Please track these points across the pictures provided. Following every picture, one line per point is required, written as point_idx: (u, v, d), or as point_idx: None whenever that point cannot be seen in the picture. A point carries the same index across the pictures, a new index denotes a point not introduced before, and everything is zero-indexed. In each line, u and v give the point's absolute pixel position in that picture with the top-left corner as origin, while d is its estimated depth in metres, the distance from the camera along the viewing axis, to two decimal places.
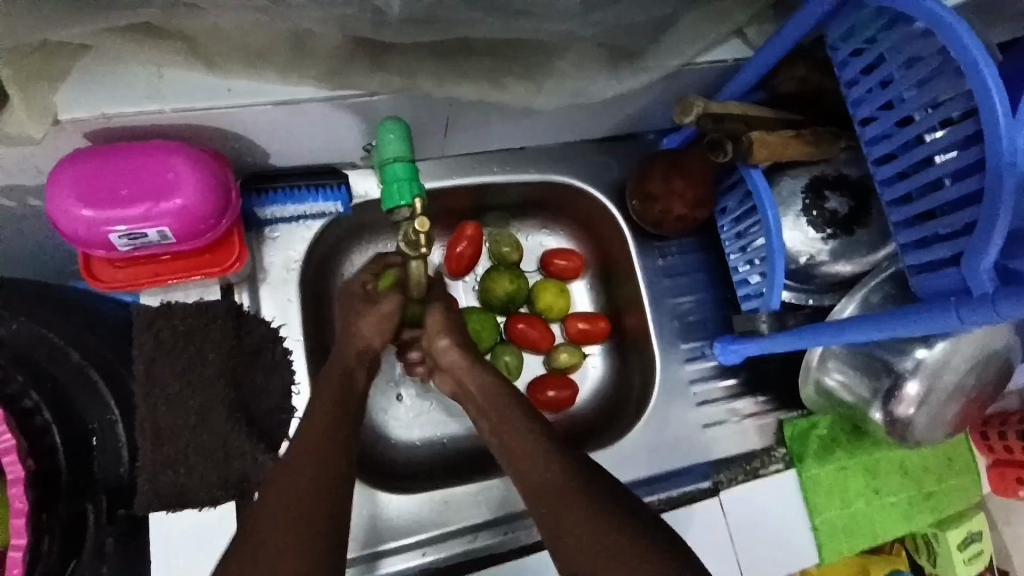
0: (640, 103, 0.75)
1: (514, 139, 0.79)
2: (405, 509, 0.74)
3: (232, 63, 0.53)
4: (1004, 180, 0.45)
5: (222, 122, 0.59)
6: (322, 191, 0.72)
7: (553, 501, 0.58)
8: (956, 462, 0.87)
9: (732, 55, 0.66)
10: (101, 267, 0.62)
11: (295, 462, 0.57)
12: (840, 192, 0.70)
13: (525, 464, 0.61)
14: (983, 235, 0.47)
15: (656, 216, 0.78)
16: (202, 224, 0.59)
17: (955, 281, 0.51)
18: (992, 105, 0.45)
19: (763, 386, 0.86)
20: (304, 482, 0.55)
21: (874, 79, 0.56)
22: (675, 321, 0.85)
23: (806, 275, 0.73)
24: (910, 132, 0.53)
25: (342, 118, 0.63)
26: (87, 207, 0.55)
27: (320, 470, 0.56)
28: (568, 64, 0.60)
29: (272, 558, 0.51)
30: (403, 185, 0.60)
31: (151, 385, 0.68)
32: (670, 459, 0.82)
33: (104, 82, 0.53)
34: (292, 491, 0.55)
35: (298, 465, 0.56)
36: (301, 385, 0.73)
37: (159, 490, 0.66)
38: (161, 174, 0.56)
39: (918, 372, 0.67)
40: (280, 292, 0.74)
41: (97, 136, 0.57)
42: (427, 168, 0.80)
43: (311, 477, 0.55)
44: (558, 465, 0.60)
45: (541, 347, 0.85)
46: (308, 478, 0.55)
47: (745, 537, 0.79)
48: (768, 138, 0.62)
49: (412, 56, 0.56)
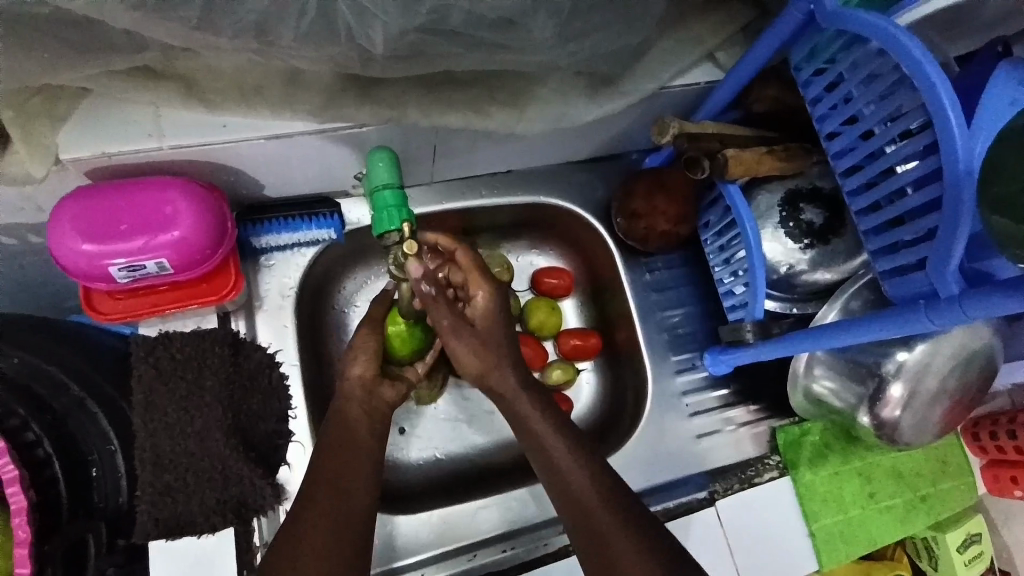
0: (620, 124, 0.77)
1: (500, 163, 0.82)
2: (408, 529, 0.75)
3: (226, 100, 0.56)
4: (962, 187, 0.48)
5: (218, 157, 0.61)
6: (315, 219, 0.74)
7: (575, 508, 0.60)
8: (949, 465, 0.88)
9: (705, 76, 0.69)
10: (103, 299, 0.64)
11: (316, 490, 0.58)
12: (815, 204, 0.73)
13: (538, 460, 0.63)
14: (946, 241, 0.49)
15: (640, 231, 0.81)
16: (202, 255, 0.61)
17: (923, 286, 0.54)
18: (947, 118, 0.48)
19: (756, 395, 0.88)
20: (330, 523, 0.59)
21: (837, 96, 0.59)
22: (664, 333, 0.87)
23: (788, 285, 0.75)
24: (873, 144, 0.56)
25: (333, 148, 0.65)
26: (89, 242, 0.57)
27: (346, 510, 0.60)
28: (548, 91, 0.63)
29: None
30: (392, 211, 0.61)
31: (150, 414, 0.69)
32: (667, 470, 0.83)
33: (106, 122, 0.56)
34: (316, 523, 0.59)
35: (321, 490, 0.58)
36: (298, 410, 0.75)
37: (158, 517, 0.67)
38: (158, 209, 0.58)
39: (901, 375, 0.69)
40: (276, 318, 0.76)
41: (98, 174, 0.59)
42: (418, 193, 0.82)
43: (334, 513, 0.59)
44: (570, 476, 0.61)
45: (534, 364, 0.87)
46: (333, 516, 0.59)
47: (742, 545, 0.80)
48: (741, 154, 0.65)
49: (398, 89, 0.59)
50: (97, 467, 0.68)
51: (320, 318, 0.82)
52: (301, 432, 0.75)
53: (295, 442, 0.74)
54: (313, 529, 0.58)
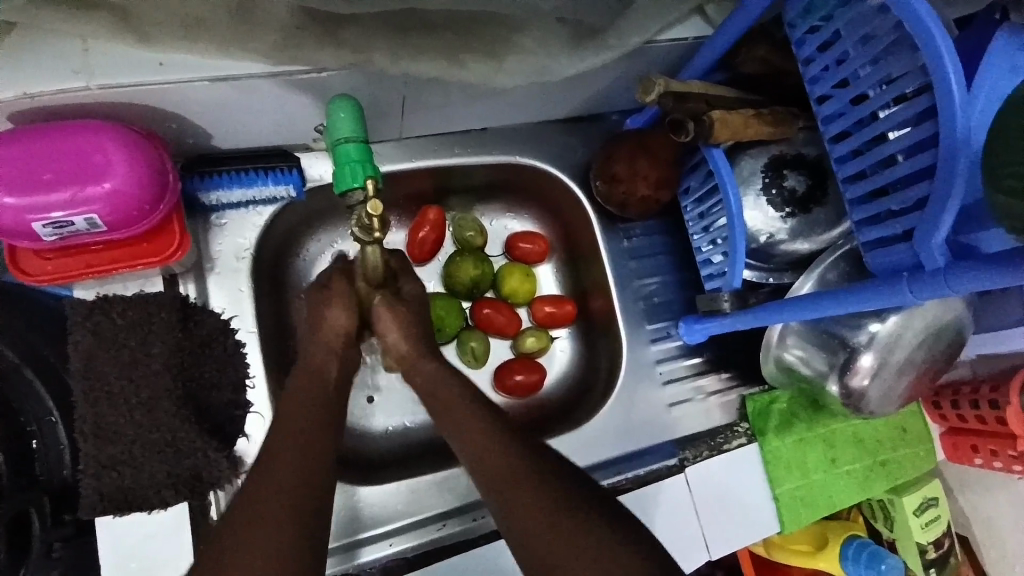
0: (602, 81, 0.73)
1: (475, 120, 0.77)
2: (375, 498, 0.73)
3: (166, 36, 0.50)
4: (957, 155, 0.46)
5: (159, 100, 0.56)
6: (271, 174, 0.69)
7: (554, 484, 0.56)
8: (908, 431, 0.90)
9: (692, 32, 0.66)
10: (31, 259, 0.58)
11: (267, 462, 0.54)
12: (798, 170, 0.70)
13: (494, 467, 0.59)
14: (937, 210, 0.48)
15: (620, 197, 0.78)
16: (140, 211, 0.56)
17: (907, 257, 0.52)
18: (947, 80, 0.45)
19: (728, 363, 0.87)
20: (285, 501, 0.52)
21: (831, 56, 0.56)
22: (639, 302, 0.84)
23: (766, 254, 0.74)
24: (866, 109, 0.54)
25: (292, 94, 0.60)
26: (9, 194, 0.51)
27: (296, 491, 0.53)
28: (527, 40, 0.58)
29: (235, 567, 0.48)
30: (355, 168, 0.55)
31: (91, 383, 0.63)
32: (638, 439, 0.82)
33: (29, 58, 0.50)
34: (254, 506, 0.52)
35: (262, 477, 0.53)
36: (257, 378, 0.71)
37: (103, 493, 0.62)
38: (87, 157, 0.52)
39: (872, 347, 0.68)
40: (231, 281, 0.71)
41: (22, 118, 0.53)
42: (386, 150, 0.77)
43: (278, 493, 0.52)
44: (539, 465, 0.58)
45: (506, 332, 0.84)
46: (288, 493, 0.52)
47: (708, 511, 0.80)
48: (728, 117, 0.62)
49: (365, 30, 0.53)
50: (38, 438, 0.64)
51: (281, 281, 0.77)
52: (259, 403, 0.70)
53: (254, 413, 0.70)
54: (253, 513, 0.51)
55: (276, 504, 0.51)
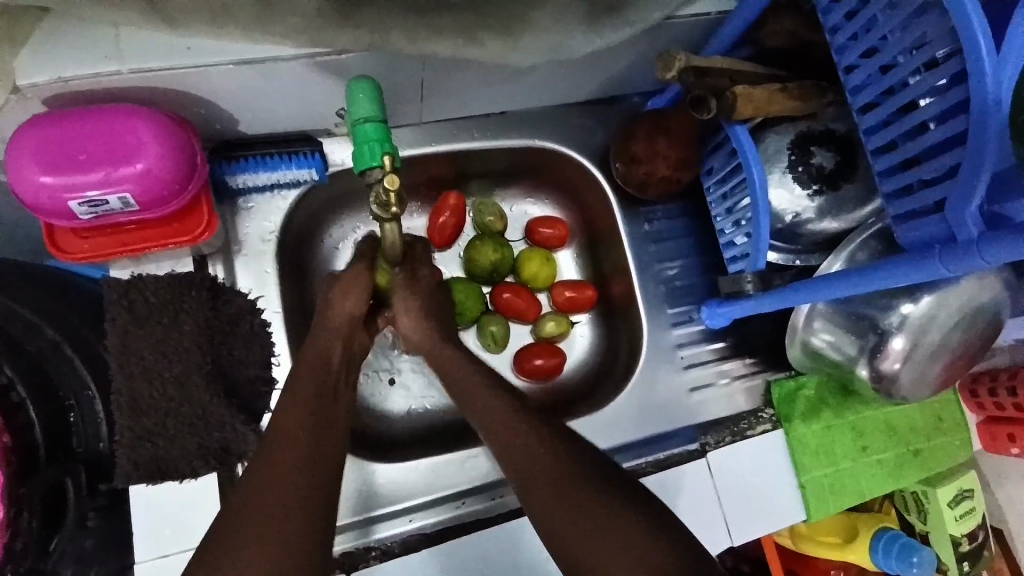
0: (622, 60, 0.73)
1: (494, 103, 0.77)
2: (394, 477, 0.74)
3: (191, 21, 0.51)
4: (988, 120, 0.44)
5: (186, 85, 0.57)
6: (294, 158, 0.70)
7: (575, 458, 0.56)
8: (944, 420, 0.87)
9: (716, 6, 0.65)
10: (69, 238, 0.61)
11: (289, 435, 0.56)
12: (826, 146, 0.69)
13: (511, 442, 0.59)
14: (969, 178, 0.46)
15: (640, 177, 0.77)
16: (171, 192, 0.58)
17: (938, 229, 0.50)
18: (977, 41, 0.44)
19: (752, 348, 0.86)
20: (306, 481, 0.53)
21: (858, 24, 0.54)
22: (661, 285, 0.84)
23: (791, 234, 0.72)
24: (895, 76, 0.52)
25: (314, 77, 0.61)
26: (47, 173, 0.53)
27: (312, 468, 0.54)
28: (543, 17, 0.58)
29: (259, 540, 0.50)
30: (375, 146, 0.56)
31: (126, 359, 0.66)
32: (660, 423, 0.82)
33: (66, 44, 0.52)
34: (276, 478, 0.53)
35: (286, 449, 0.55)
36: (282, 356, 0.72)
37: (138, 462, 0.65)
38: (120, 139, 0.54)
39: (904, 329, 0.66)
40: (256, 263, 0.73)
41: (59, 102, 0.55)
42: (406, 135, 0.78)
43: (297, 480, 0.53)
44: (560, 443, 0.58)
45: (527, 316, 0.85)
46: (308, 476, 0.54)
47: (731, 497, 0.79)
48: (752, 92, 0.61)
49: (382, 12, 0.54)
50: (76, 412, 0.68)
51: (304, 265, 0.79)
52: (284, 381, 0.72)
53: (278, 390, 0.72)
54: (272, 493, 0.52)
55: (299, 484, 0.53)
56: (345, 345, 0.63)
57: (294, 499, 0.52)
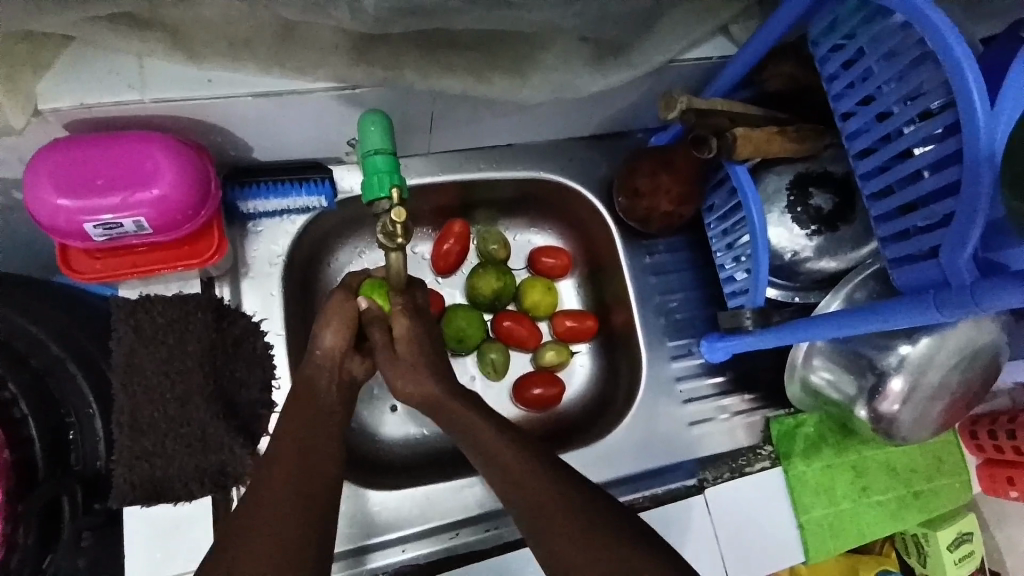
0: (627, 98, 0.75)
1: (502, 135, 0.79)
2: (390, 505, 0.74)
3: (213, 53, 0.53)
4: (980, 170, 0.46)
5: (204, 114, 0.59)
6: (305, 185, 0.72)
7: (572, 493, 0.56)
8: (945, 462, 0.86)
9: (717, 51, 0.67)
10: (82, 257, 0.62)
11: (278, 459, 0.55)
12: (824, 188, 0.71)
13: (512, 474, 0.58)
14: (962, 226, 0.47)
15: (642, 212, 0.79)
16: (183, 215, 0.59)
17: (934, 274, 0.51)
18: (970, 95, 0.45)
19: (751, 383, 0.86)
20: (300, 510, 0.53)
21: (854, 74, 0.56)
22: (661, 318, 0.84)
23: (790, 272, 0.73)
24: (890, 124, 0.54)
25: (328, 109, 0.63)
26: (65, 196, 0.55)
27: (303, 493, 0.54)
28: (551, 57, 0.60)
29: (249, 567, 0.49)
30: (383, 177, 0.57)
31: (129, 377, 0.67)
32: (659, 455, 0.82)
33: (91, 74, 0.54)
34: (264, 504, 0.52)
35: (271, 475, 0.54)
36: (282, 379, 0.73)
37: (134, 482, 0.65)
38: (138, 163, 0.56)
39: (903, 369, 0.67)
40: (263, 285, 0.75)
41: (80, 126, 0.57)
42: (415, 164, 0.80)
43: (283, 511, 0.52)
44: (558, 476, 0.58)
45: (529, 345, 0.85)
46: (309, 504, 0.54)
47: (729, 537, 0.78)
48: (751, 134, 0.62)
49: (398, 48, 0.56)
50: (76, 429, 0.68)
51: (311, 288, 0.80)
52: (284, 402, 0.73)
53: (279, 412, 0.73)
54: (263, 520, 0.52)
55: (293, 512, 0.52)
56: (342, 368, 0.63)
57: (281, 528, 0.51)
